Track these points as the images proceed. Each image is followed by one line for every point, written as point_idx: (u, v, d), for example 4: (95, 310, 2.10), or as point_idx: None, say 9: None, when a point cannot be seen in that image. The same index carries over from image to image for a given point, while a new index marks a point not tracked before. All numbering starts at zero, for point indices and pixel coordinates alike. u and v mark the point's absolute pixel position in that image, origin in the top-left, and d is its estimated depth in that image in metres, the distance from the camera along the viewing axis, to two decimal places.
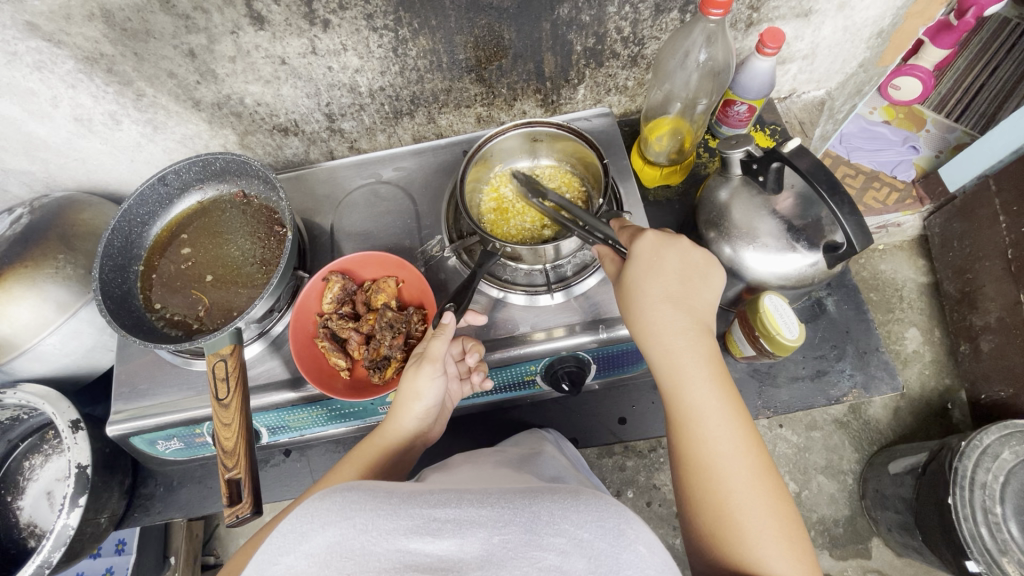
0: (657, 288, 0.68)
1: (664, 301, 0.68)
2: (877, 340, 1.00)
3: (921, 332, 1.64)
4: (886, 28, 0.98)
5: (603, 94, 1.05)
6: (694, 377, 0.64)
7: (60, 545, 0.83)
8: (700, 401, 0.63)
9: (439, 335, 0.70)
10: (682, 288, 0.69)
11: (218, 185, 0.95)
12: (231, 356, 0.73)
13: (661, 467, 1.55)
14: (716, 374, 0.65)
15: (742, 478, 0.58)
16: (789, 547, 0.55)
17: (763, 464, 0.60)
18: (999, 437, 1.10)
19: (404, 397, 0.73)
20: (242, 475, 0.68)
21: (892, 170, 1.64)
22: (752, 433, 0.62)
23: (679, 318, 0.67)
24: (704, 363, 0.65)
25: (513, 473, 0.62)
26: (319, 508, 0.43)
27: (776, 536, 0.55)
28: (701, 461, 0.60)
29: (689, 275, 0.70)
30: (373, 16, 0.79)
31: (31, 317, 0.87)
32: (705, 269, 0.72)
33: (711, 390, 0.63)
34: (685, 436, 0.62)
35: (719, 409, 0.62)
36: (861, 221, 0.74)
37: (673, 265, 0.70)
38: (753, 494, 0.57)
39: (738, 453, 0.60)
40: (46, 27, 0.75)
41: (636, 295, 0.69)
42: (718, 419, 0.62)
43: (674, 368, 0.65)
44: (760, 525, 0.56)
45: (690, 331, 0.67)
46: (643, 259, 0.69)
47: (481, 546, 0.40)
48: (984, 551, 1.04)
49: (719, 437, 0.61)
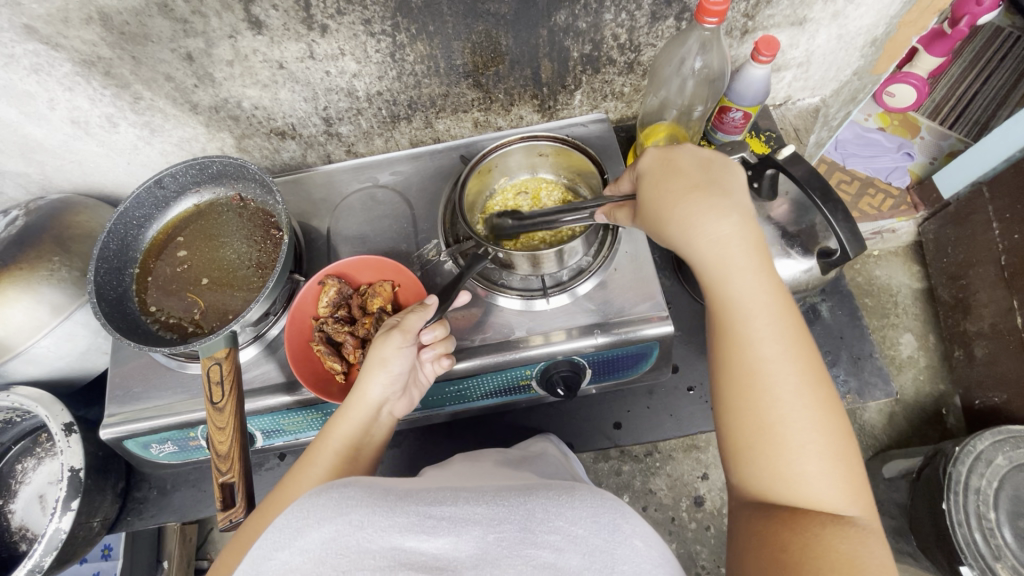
0: (689, 188, 0.63)
1: (700, 199, 0.62)
2: (872, 346, 1.00)
3: (915, 337, 1.65)
4: (880, 36, 0.99)
5: (600, 100, 1.06)
6: (743, 277, 0.59)
7: (51, 549, 0.82)
8: (744, 305, 0.59)
9: (420, 311, 0.74)
10: (717, 185, 0.64)
11: (214, 188, 0.95)
12: (225, 360, 0.73)
13: (656, 471, 1.55)
14: (764, 269, 0.60)
15: (789, 393, 0.55)
16: (832, 467, 0.53)
17: (814, 378, 0.56)
18: (992, 442, 1.11)
19: (370, 366, 0.72)
20: (236, 480, 0.68)
21: (887, 177, 1.65)
22: (802, 342, 0.58)
23: (721, 211, 0.61)
24: (752, 268, 0.60)
25: (511, 473, 0.62)
26: (316, 504, 0.43)
27: (824, 451, 0.53)
28: (744, 375, 0.56)
29: (720, 172, 0.65)
30: (371, 21, 0.80)
31: (25, 320, 0.87)
32: (735, 168, 0.67)
33: (757, 295, 0.59)
34: (729, 348, 0.58)
35: (766, 315, 0.58)
36: (855, 228, 0.74)
37: (691, 164, 0.66)
38: (801, 410, 0.54)
39: (785, 362, 0.56)
40: (44, 30, 0.75)
41: (674, 196, 0.64)
42: (767, 325, 0.58)
43: (716, 275, 0.61)
44: (805, 438, 0.53)
45: (736, 232, 0.61)
46: (664, 168, 0.66)
47: (475, 544, 0.40)
48: (978, 556, 1.04)
49: (764, 346, 0.57)
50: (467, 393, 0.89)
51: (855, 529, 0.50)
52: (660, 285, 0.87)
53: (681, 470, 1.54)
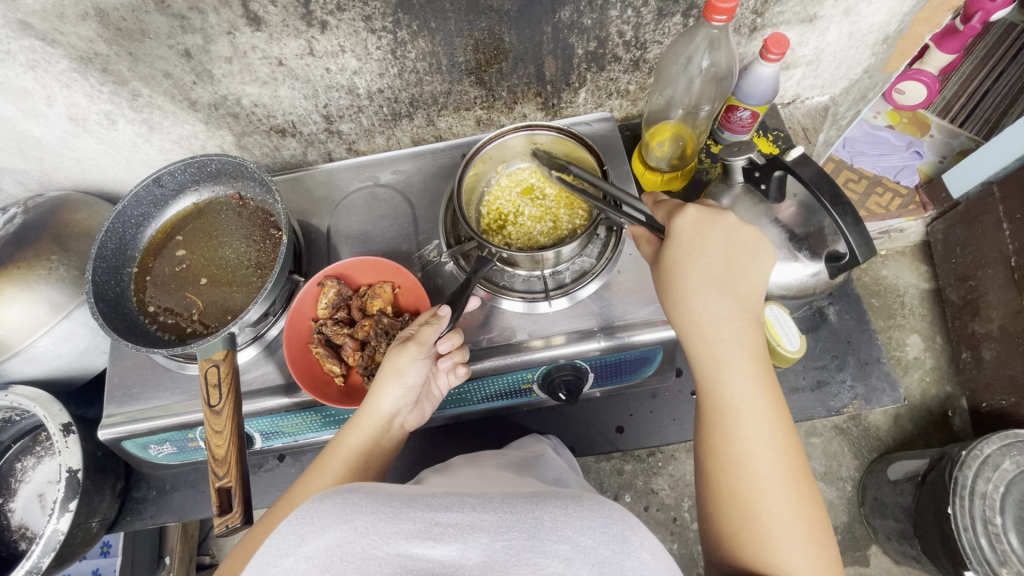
0: (699, 271, 0.65)
1: (709, 286, 0.65)
2: (879, 350, 0.99)
3: (922, 339, 1.63)
4: (892, 34, 0.97)
5: (605, 98, 1.04)
6: (738, 371, 0.61)
7: (49, 550, 0.82)
8: (738, 393, 0.60)
9: (434, 322, 0.72)
10: (726, 271, 0.65)
11: (213, 186, 0.94)
12: (224, 362, 0.72)
13: (658, 472, 1.54)
14: (755, 366, 0.62)
15: (775, 486, 0.56)
16: (814, 555, 0.54)
17: (798, 468, 0.58)
18: (1000, 447, 1.09)
19: (384, 374, 0.71)
20: (233, 484, 0.67)
21: (896, 176, 1.63)
22: (789, 438, 0.59)
23: (722, 304, 0.64)
24: (747, 359, 0.62)
25: (518, 479, 0.60)
26: (321, 510, 0.42)
27: (805, 543, 0.54)
28: (735, 459, 0.58)
29: (734, 257, 0.67)
30: (371, 18, 0.78)
31: (23, 319, 0.87)
32: (752, 251, 0.68)
33: (750, 384, 0.61)
34: (718, 432, 0.60)
35: (758, 402, 0.60)
36: (865, 233, 0.73)
37: (718, 247, 0.66)
38: (785, 498, 0.56)
39: (773, 452, 0.58)
40: (39, 25, 0.74)
41: (680, 281, 0.66)
42: (756, 419, 0.59)
43: (714, 362, 0.62)
44: (787, 532, 0.54)
45: (737, 321, 0.64)
46: (682, 240, 0.67)
47: (483, 551, 0.39)
48: (983, 562, 1.03)
49: (754, 436, 0.58)
50: (468, 397, 0.88)
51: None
52: None
53: (683, 471, 1.53)
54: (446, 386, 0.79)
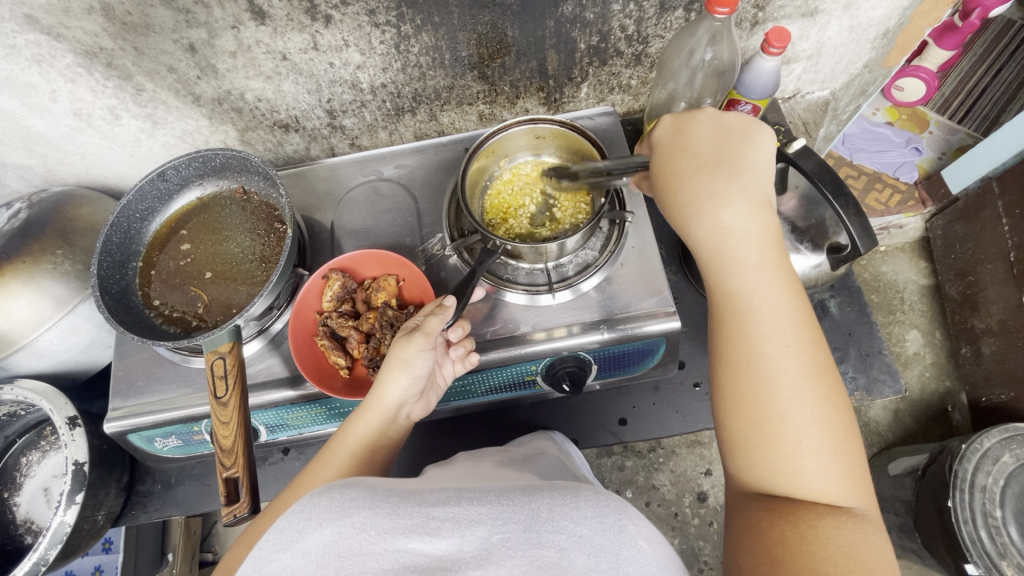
0: (691, 165, 0.63)
1: (706, 175, 0.61)
2: (880, 343, 0.99)
3: (922, 334, 1.64)
4: (892, 28, 0.97)
5: (607, 93, 1.05)
6: (750, 263, 0.58)
7: (56, 542, 0.82)
8: (753, 288, 0.57)
9: (441, 313, 0.73)
10: (725, 158, 0.62)
11: (217, 181, 0.94)
12: (230, 354, 0.73)
13: (660, 467, 1.55)
14: (771, 254, 0.58)
15: (792, 380, 0.54)
16: (833, 457, 0.52)
17: (819, 362, 0.54)
18: (999, 440, 1.10)
19: (390, 365, 0.71)
20: (240, 474, 0.67)
21: (895, 172, 1.64)
22: (807, 328, 0.56)
23: (730, 192, 0.59)
24: (761, 252, 0.58)
25: (515, 474, 0.60)
26: (318, 505, 0.42)
27: (822, 441, 0.52)
28: (748, 362, 0.55)
29: (728, 146, 0.63)
30: (375, 12, 0.79)
31: (29, 314, 0.87)
32: (745, 135, 0.64)
33: (765, 275, 0.57)
34: (730, 332, 0.57)
35: (774, 294, 0.57)
36: (866, 223, 0.73)
37: (703, 141, 0.64)
38: (802, 398, 0.53)
39: (791, 348, 0.54)
40: (45, 20, 0.74)
41: (675, 178, 0.63)
42: (772, 313, 0.56)
43: (727, 262, 0.59)
44: (805, 431, 0.52)
45: (748, 210, 0.59)
46: (666, 147, 0.66)
47: (480, 544, 0.39)
48: (984, 555, 1.03)
49: (772, 333, 0.55)
50: (471, 389, 0.88)
51: (849, 518, 0.49)
52: (667, 280, 0.86)
53: (684, 466, 1.54)
54: (451, 377, 0.80)
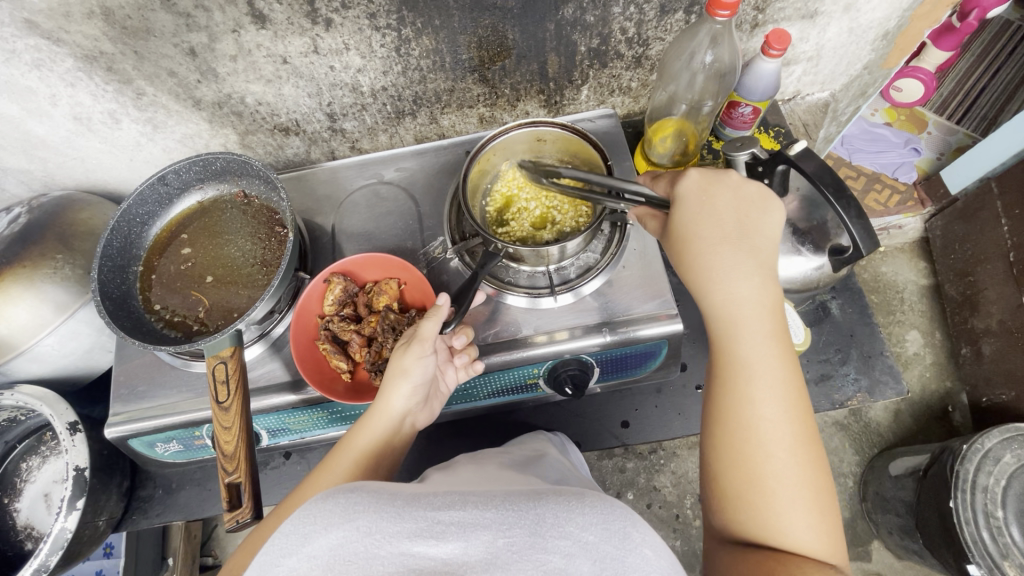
0: (712, 232, 0.64)
1: (722, 246, 0.63)
2: (882, 344, 0.99)
3: (922, 335, 1.64)
4: (892, 30, 0.97)
5: (607, 95, 1.05)
6: (754, 332, 0.60)
7: (57, 548, 0.82)
8: (753, 354, 0.59)
9: (433, 316, 0.72)
10: (738, 228, 0.64)
11: (218, 185, 0.94)
12: (232, 358, 0.72)
13: (661, 469, 1.55)
14: (774, 327, 0.60)
15: (784, 443, 0.55)
16: (817, 519, 0.52)
17: (808, 430, 0.56)
18: (1000, 441, 1.10)
19: (392, 375, 0.72)
20: (242, 479, 0.67)
21: (893, 173, 1.64)
22: (801, 398, 0.58)
23: (744, 267, 0.62)
24: (764, 321, 0.60)
25: (519, 477, 0.60)
26: (323, 509, 0.42)
27: (807, 502, 0.53)
28: (746, 420, 0.56)
29: (745, 215, 0.65)
30: (376, 15, 0.78)
31: (29, 319, 0.87)
32: (760, 206, 0.66)
33: (768, 344, 0.59)
34: (731, 389, 0.58)
35: (772, 363, 0.58)
36: (868, 225, 0.73)
37: (726, 208, 0.64)
38: (793, 461, 0.54)
39: (786, 414, 0.56)
40: (45, 24, 0.74)
41: (693, 242, 0.64)
42: (770, 377, 0.58)
43: (728, 327, 0.61)
44: (792, 488, 0.53)
45: (756, 279, 0.62)
46: (691, 204, 0.65)
47: (485, 548, 0.39)
48: (986, 555, 1.03)
49: (767, 400, 0.57)
50: (473, 392, 0.88)
51: (835, 574, 0.50)
52: (669, 283, 0.86)
53: (685, 468, 1.53)
54: (453, 382, 0.81)
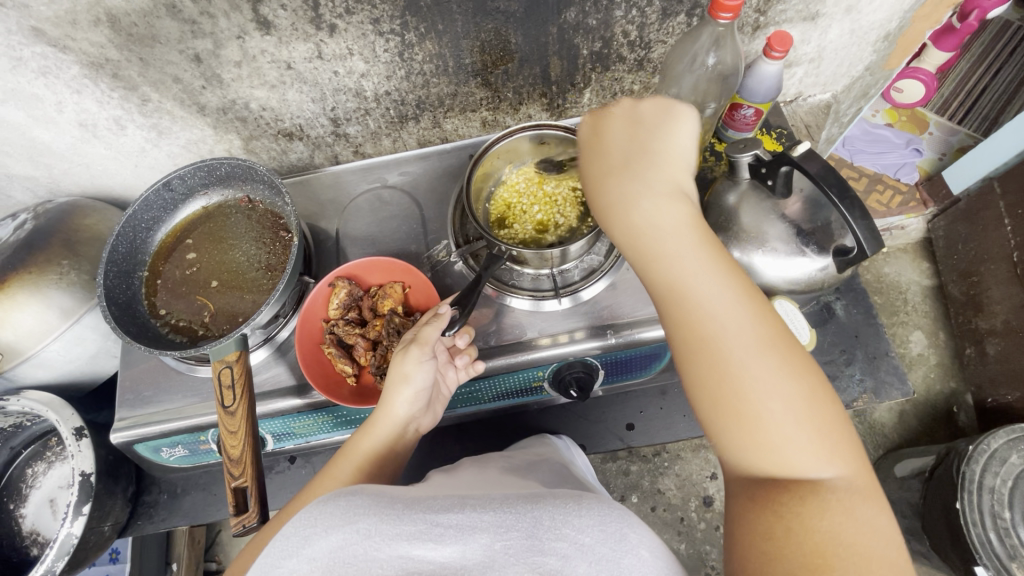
0: (624, 181, 0.60)
1: (637, 190, 0.59)
2: (887, 345, 0.99)
3: (926, 335, 1.64)
4: (893, 31, 0.98)
5: (609, 98, 1.05)
6: (691, 267, 0.55)
7: (63, 554, 0.82)
8: (707, 302, 0.53)
9: (435, 321, 0.73)
10: (645, 156, 0.61)
11: (223, 190, 0.95)
12: (237, 363, 0.72)
13: (666, 471, 1.54)
14: (711, 255, 0.55)
15: (760, 371, 0.50)
16: (817, 439, 0.49)
17: (777, 345, 0.51)
18: (1006, 441, 1.08)
19: (392, 381, 0.71)
20: (249, 484, 0.67)
21: (896, 174, 1.64)
22: (762, 309, 0.53)
23: (658, 203, 0.57)
24: (695, 253, 0.55)
25: (519, 480, 0.60)
26: (323, 512, 0.42)
27: (801, 425, 0.49)
28: (713, 374, 0.51)
29: (647, 147, 0.61)
30: (379, 21, 0.79)
31: (35, 324, 0.87)
32: (665, 128, 0.62)
33: (707, 277, 0.54)
34: (691, 350, 0.53)
35: (722, 294, 0.53)
36: (872, 225, 0.74)
37: (622, 150, 0.62)
38: (775, 389, 0.49)
39: (758, 352, 0.51)
40: (52, 32, 0.74)
41: (611, 200, 0.60)
42: (724, 308, 0.52)
43: (670, 276, 0.55)
44: (783, 421, 0.49)
45: (677, 212, 0.57)
46: (597, 165, 0.64)
47: (482, 551, 0.39)
48: (993, 557, 1.02)
49: (732, 345, 0.51)
50: (478, 395, 0.88)
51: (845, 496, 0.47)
52: None
53: (690, 470, 1.53)
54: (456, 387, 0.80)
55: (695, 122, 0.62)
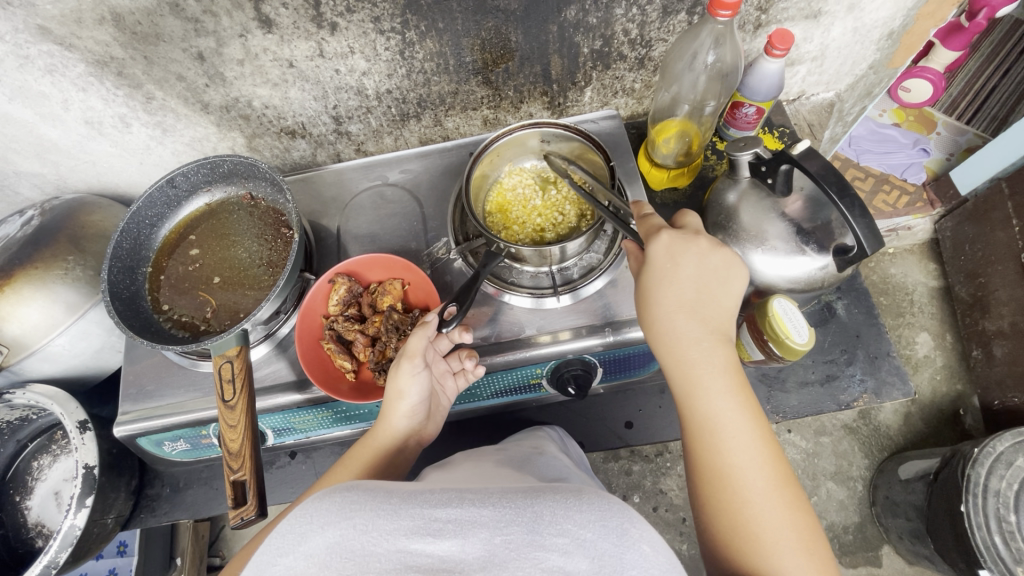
0: (672, 300, 0.67)
1: (678, 311, 0.67)
2: (889, 345, 0.98)
3: (932, 337, 1.62)
4: (897, 29, 0.97)
5: (611, 97, 1.05)
6: (713, 387, 0.63)
7: (66, 545, 0.83)
8: (719, 418, 0.61)
9: (421, 330, 0.73)
10: (700, 298, 0.67)
11: (226, 187, 0.96)
12: (237, 357, 0.73)
13: (667, 472, 1.54)
14: (734, 381, 0.64)
15: (759, 490, 0.57)
16: (806, 558, 0.54)
17: (779, 473, 0.59)
18: (1013, 444, 1.07)
19: (389, 397, 0.74)
20: (247, 477, 0.68)
21: (903, 174, 1.62)
22: (767, 437, 0.61)
23: (694, 329, 0.66)
24: (721, 375, 0.64)
25: (513, 473, 0.60)
26: (319, 509, 0.42)
27: (794, 545, 0.54)
28: (718, 475, 0.59)
29: (706, 283, 0.68)
30: (380, 19, 0.79)
31: (40, 319, 0.88)
32: (723, 273, 0.69)
33: (724, 397, 0.62)
34: (702, 445, 0.61)
35: (739, 423, 0.61)
36: (872, 224, 0.73)
37: (687, 274, 0.67)
38: (772, 507, 0.56)
39: (759, 472, 0.58)
40: (58, 30, 0.76)
41: (656, 307, 0.68)
42: (736, 430, 0.61)
43: (688, 381, 0.64)
44: (777, 536, 0.55)
45: (709, 344, 0.65)
46: (656, 268, 0.68)
47: (482, 546, 0.39)
48: (998, 560, 1.01)
49: (736, 447, 0.60)
50: (476, 393, 0.88)
51: None
52: None
53: None
54: (452, 395, 0.83)
55: (744, 282, 0.70)
